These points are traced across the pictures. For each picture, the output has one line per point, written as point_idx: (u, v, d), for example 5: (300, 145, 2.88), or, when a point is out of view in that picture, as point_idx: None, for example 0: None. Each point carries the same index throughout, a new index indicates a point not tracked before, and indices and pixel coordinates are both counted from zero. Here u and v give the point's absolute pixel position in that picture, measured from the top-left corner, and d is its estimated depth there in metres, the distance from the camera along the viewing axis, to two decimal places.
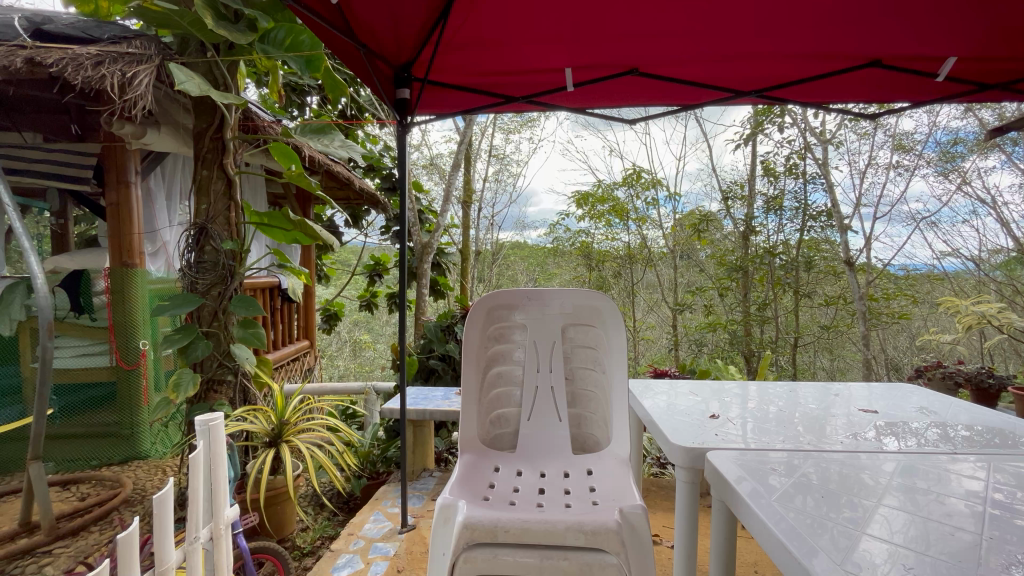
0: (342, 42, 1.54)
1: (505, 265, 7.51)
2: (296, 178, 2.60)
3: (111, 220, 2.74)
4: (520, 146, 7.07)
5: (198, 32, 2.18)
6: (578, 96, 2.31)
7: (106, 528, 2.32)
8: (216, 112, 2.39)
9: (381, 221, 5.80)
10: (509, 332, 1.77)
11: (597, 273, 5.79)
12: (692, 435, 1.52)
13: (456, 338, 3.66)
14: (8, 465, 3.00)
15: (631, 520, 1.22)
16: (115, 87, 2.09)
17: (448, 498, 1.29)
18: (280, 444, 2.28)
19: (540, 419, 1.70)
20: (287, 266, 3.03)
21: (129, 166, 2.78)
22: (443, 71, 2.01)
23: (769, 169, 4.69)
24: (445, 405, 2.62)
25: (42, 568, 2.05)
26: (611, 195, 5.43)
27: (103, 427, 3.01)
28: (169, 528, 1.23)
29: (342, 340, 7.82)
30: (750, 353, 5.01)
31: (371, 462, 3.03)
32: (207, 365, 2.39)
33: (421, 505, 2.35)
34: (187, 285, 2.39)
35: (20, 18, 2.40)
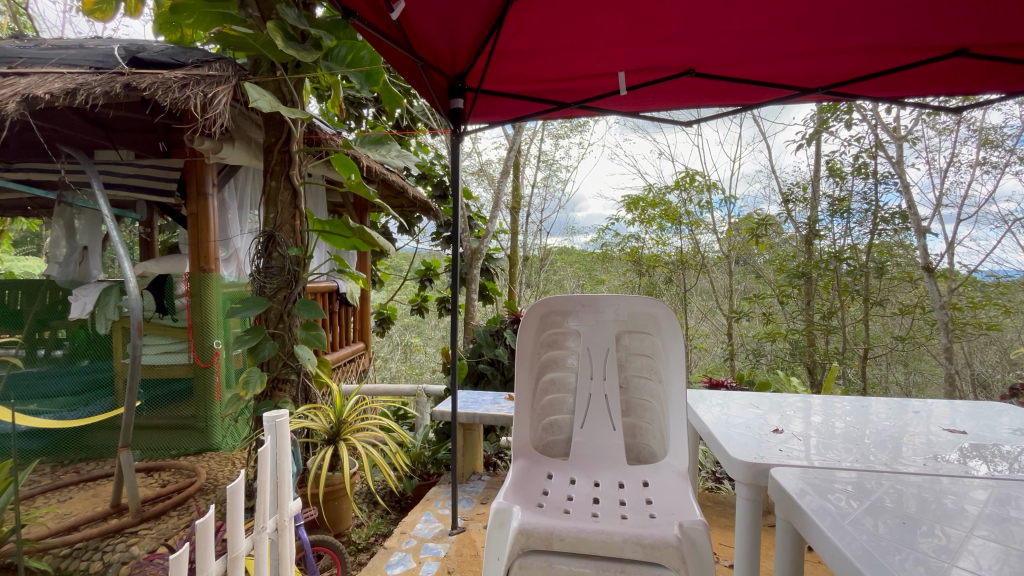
0: (400, 55, 1.60)
1: (552, 271, 7.48)
2: (355, 188, 2.72)
3: (191, 229, 2.98)
4: (570, 151, 7.05)
5: (268, 52, 2.33)
6: (631, 100, 2.28)
7: (184, 514, 2.50)
8: (283, 127, 2.54)
9: (431, 227, 5.95)
10: (563, 338, 1.76)
11: (647, 279, 5.66)
12: (752, 449, 1.44)
13: (505, 343, 3.68)
14: (103, 451, 3.31)
15: (691, 535, 1.19)
16: (198, 107, 2.27)
17: (503, 503, 1.29)
18: (338, 442, 2.38)
19: (594, 427, 1.67)
20: (345, 271, 3.16)
21: (207, 179, 3.02)
22: (496, 80, 2.05)
23: (834, 169, 4.43)
24: (494, 410, 2.63)
25: (130, 547, 2.24)
26: (662, 199, 5.30)
27: (181, 420, 3.26)
28: (240, 516, 1.32)
29: (394, 343, 8.09)
30: (814, 364, 4.76)
31: (422, 463, 3.11)
32: (274, 365, 2.54)
33: (471, 508, 2.38)
34: (257, 288, 2.54)
35: (119, 48, 2.66)
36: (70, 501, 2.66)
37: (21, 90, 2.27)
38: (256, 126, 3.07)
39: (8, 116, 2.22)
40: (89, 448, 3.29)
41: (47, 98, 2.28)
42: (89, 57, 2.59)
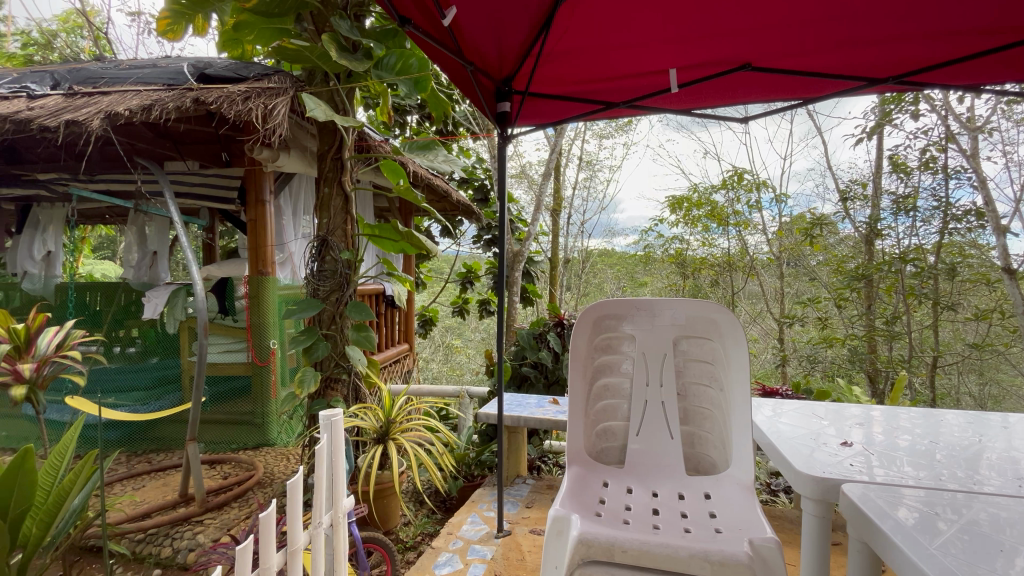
0: (450, 60, 1.62)
1: (594, 273, 7.48)
2: (404, 193, 2.78)
3: (251, 234, 3.13)
4: (614, 151, 6.94)
5: (323, 63, 2.41)
6: (682, 97, 2.22)
7: (244, 506, 2.63)
8: (336, 135, 2.62)
9: (472, 230, 6.02)
10: (617, 342, 1.72)
11: (692, 281, 5.48)
12: (820, 463, 1.36)
13: (549, 347, 3.65)
14: (171, 442, 3.53)
15: (762, 553, 1.15)
16: (259, 117, 2.39)
17: (560, 511, 1.28)
18: (388, 441, 2.43)
19: (650, 435, 1.63)
20: (394, 274, 3.22)
21: (264, 187, 3.17)
22: (542, 82, 2.04)
23: (899, 164, 4.12)
24: (539, 413, 2.61)
25: (196, 535, 2.37)
26: (708, 200, 5.14)
27: (240, 416, 3.42)
28: (298, 511, 1.36)
29: (435, 344, 8.24)
30: (875, 372, 4.45)
31: (466, 464, 3.13)
32: (326, 365, 2.62)
33: (516, 511, 2.36)
34: (311, 291, 2.64)
35: (188, 65, 2.84)
36: (143, 489, 2.85)
37: (104, 108, 2.47)
38: (310, 135, 3.20)
39: (93, 131, 2.42)
40: (159, 439, 3.52)
41: (127, 114, 2.46)
42: (162, 75, 2.79)
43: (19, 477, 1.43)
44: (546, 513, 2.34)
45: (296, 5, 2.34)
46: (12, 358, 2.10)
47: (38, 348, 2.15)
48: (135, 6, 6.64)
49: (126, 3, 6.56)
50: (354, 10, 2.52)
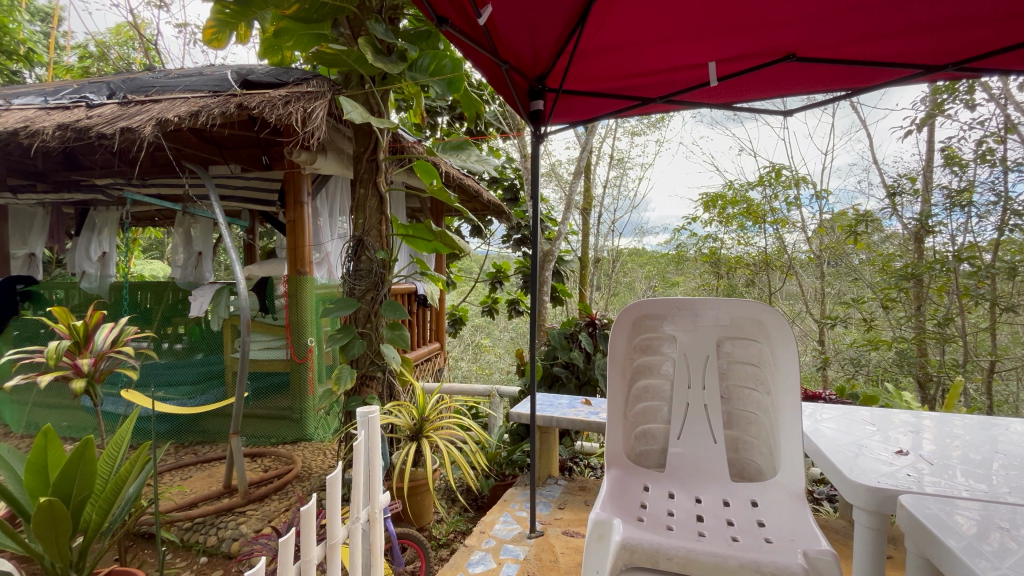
0: (484, 58, 1.62)
1: (623, 272, 7.43)
2: (438, 193, 2.81)
3: (290, 235, 3.22)
4: (646, 148, 6.82)
5: (359, 67, 2.46)
6: (722, 90, 2.15)
7: (284, 499, 2.70)
8: (371, 137, 2.67)
9: (502, 230, 6.03)
10: (658, 343, 1.68)
11: (727, 281, 5.33)
12: (875, 473, 1.30)
13: (580, 347, 3.62)
14: (215, 435, 3.69)
15: (819, 566, 1.13)
16: (299, 121, 2.46)
17: (601, 515, 1.26)
18: (421, 439, 2.46)
19: (692, 439, 1.59)
20: (426, 274, 3.25)
21: (303, 189, 3.26)
22: (577, 79, 2.02)
23: (952, 157, 3.87)
24: (572, 414, 2.58)
25: (240, 525, 2.45)
26: (744, 197, 4.99)
27: (279, 410, 3.53)
28: (338, 506, 1.39)
29: (464, 343, 8.30)
30: (926, 377, 4.19)
31: (497, 463, 3.14)
32: (362, 362, 2.67)
33: (549, 512, 2.35)
34: (347, 290, 2.69)
35: (232, 72, 2.96)
36: (190, 480, 2.98)
37: (156, 115, 2.59)
38: (346, 139, 3.28)
39: (145, 138, 2.54)
40: (204, 432, 3.67)
41: (176, 120, 2.57)
42: (207, 83, 2.91)
43: (80, 468, 1.48)
44: (579, 515, 2.32)
45: (334, 11, 2.39)
46: (73, 353, 2.23)
47: (95, 343, 2.27)
48: (181, 17, 6.95)
49: (172, 15, 6.93)
50: (389, 12, 2.57)
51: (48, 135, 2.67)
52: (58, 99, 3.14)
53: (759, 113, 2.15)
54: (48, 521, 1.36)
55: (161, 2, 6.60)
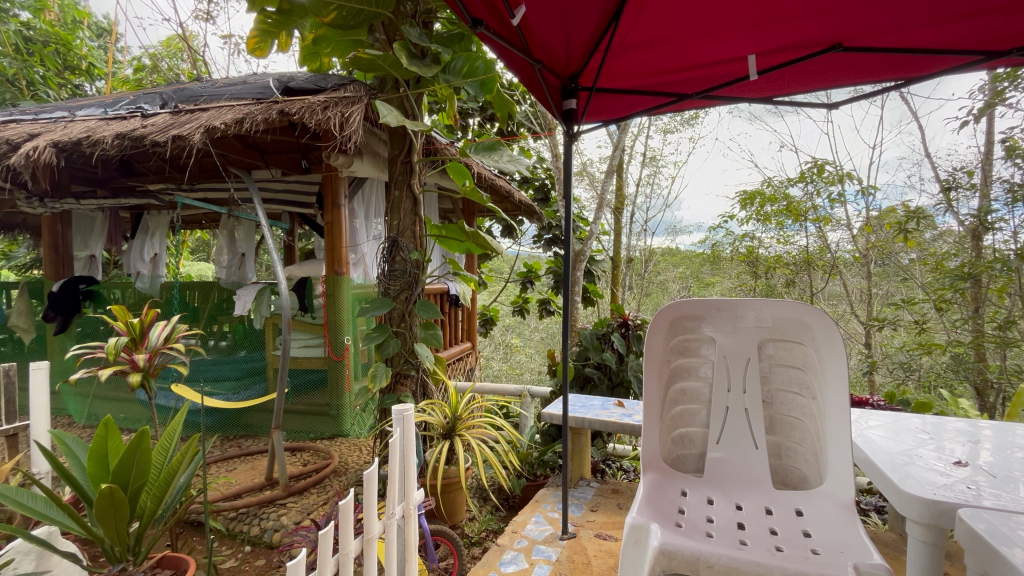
0: (518, 58, 1.62)
1: (656, 272, 7.25)
2: (471, 194, 2.83)
3: (327, 237, 3.32)
4: (679, 146, 6.69)
5: (394, 71, 2.50)
6: (763, 84, 2.07)
7: (321, 492, 2.78)
8: (405, 140, 2.72)
9: (533, 230, 6.03)
10: (696, 344, 1.64)
11: (765, 281, 5.17)
12: (930, 484, 1.23)
13: (613, 348, 3.57)
14: (258, 429, 3.83)
15: None
16: (337, 126, 2.54)
17: (638, 519, 1.25)
18: (454, 437, 2.48)
19: (732, 444, 1.55)
20: (459, 274, 3.27)
21: (340, 192, 3.35)
22: (611, 77, 1.99)
23: (1014, 148, 3.51)
24: (604, 415, 2.56)
25: (281, 517, 2.54)
26: (784, 194, 4.81)
27: (317, 407, 3.63)
28: (374, 501, 1.42)
29: (495, 343, 8.35)
30: (985, 384, 3.87)
31: (529, 464, 3.14)
32: (396, 361, 2.72)
33: (581, 514, 2.33)
34: (382, 289, 2.74)
35: (274, 80, 3.09)
36: (234, 472, 3.11)
37: (204, 123, 2.71)
38: (382, 142, 3.36)
39: (194, 145, 2.67)
40: (248, 426, 3.83)
41: (222, 128, 2.69)
42: (251, 91, 3.03)
43: (136, 458, 1.58)
44: (612, 517, 2.28)
45: (369, 16, 2.43)
46: (130, 348, 2.36)
47: (150, 340, 2.39)
48: (226, 28, 7.29)
49: (219, 26, 7.27)
50: (423, 17, 2.62)
51: (108, 144, 2.84)
52: (116, 109, 3.34)
53: (802, 106, 2.06)
54: (108, 507, 1.45)
55: (208, 15, 6.93)
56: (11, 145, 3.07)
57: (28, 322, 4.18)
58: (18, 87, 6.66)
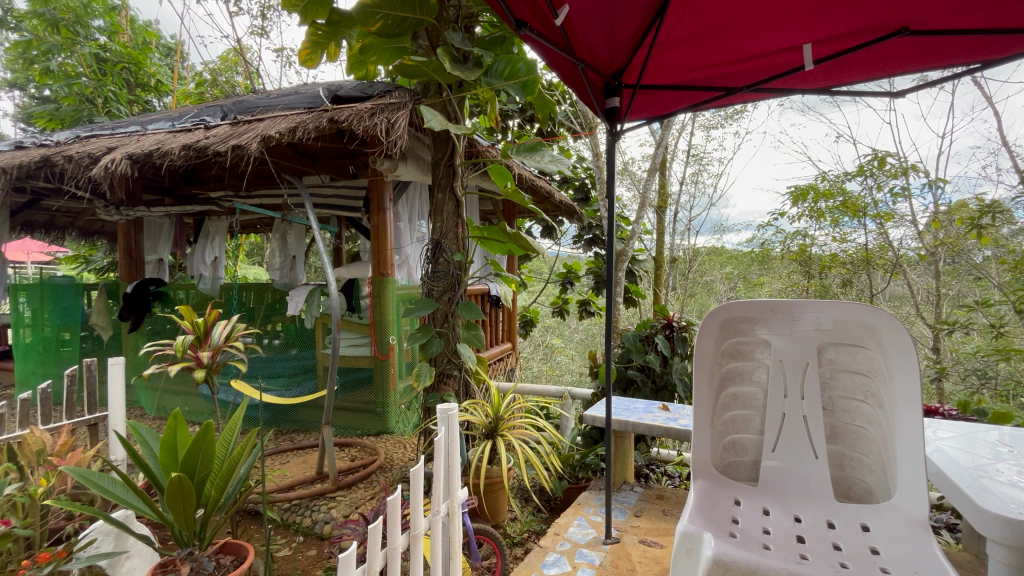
0: (561, 59, 1.62)
1: (701, 272, 7.19)
2: (512, 195, 2.84)
3: (373, 239, 3.42)
4: (724, 142, 6.46)
5: (438, 76, 2.53)
6: (820, 73, 1.96)
7: (368, 487, 2.86)
8: (448, 143, 2.76)
9: (573, 230, 5.99)
10: (749, 348, 1.58)
11: (819, 281, 4.94)
12: (1014, 502, 1.12)
13: (656, 350, 3.48)
14: (309, 424, 4.00)
15: None
16: (384, 131, 2.63)
17: (690, 527, 1.22)
18: (496, 437, 2.50)
19: (789, 453, 1.49)
20: (501, 274, 3.29)
21: (385, 196, 3.45)
22: (655, 73, 1.95)
23: None
24: (648, 419, 2.50)
25: (331, 510, 2.63)
26: (840, 189, 4.59)
27: (364, 404, 3.74)
28: (420, 498, 1.46)
29: (535, 344, 8.35)
30: None
31: (571, 466, 3.12)
32: (440, 360, 2.77)
33: (625, 519, 2.28)
34: (426, 290, 2.79)
35: (323, 90, 3.23)
36: (288, 464, 3.26)
37: (260, 132, 2.85)
38: (425, 146, 3.43)
39: (251, 153, 2.81)
40: (299, 421, 3.99)
41: (277, 136, 2.82)
42: (303, 101, 3.18)
43: (201, 449, 1.68)
44: (657, 524, 2.23)
45: (414, 23, 2.50)
46: (196, 346, 2.51)
47: (212, 338, 2.54)
48: (279, 42, 7.70)
49: (272, 41, 7.65)
50: (465, 21, 2.65)
51: (175, 154, 3.04)
52: (182, 122, 3.58)
53: (861, 96, 1.93)
54: (177, 494, 1.55)
55: (262, 30, 7.33)
56: (92, 158, 3.35)
57: (107, 320, 4.54)
58: (96, 104, 7.27)
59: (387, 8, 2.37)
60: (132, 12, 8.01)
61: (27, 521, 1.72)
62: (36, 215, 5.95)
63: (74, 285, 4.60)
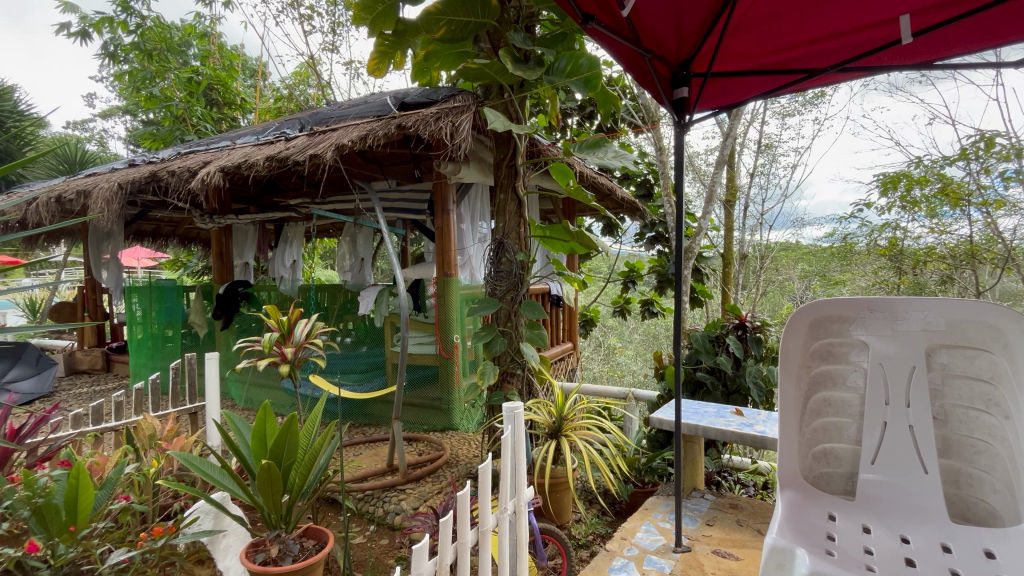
0: (627, 52, 1.59)
1: (776, 269, 6.75)
2: (575, 194, 2.80)
3: (438, 240, 3.52)
4: (801, 129, 6.04)
5: (500, 77, 2.54)
6: (921, 45, 1.76)
7: (435, 481, 2.94)
8: (510, 143, 2.78)
9: (634, 228, 5.85)
10: (843, 350, 1.47)
11: (912, 278, 4.53)
12: None
13: (727, 351, 3.29)
14: (379, 418, 4.19)
15: None
16: (448, 134, 2.70)
17: (779, 542, 1.21)
18: (560, 437, 2.47)
19: (892, 466, 1.37)
20: (564, 274, 3.26)
21: (449, 198, 3.53)
22: (728, 59, 1.85)
23: None
24: (721, 424, 2.37)
25: (402, 501, 2.73)
26: (938, 174, 4.18)
27: (430, 401, 3.84)
28: (488, 495, 1.48)
29: (596, 344, 8.22)
30: None
31: (637, 470, 3.06)
32: (503, 359, 2.79)
33: (696, 528, 2.18)
34: (489, 289, 2.82)
35: (391, 99, 3.37)
36: (362, 456, 3.44)
37: (334, 142, 3.00)
38: (487, 148, 3.47)
39: (326, 161, 2.99)
40: (370, 415, 4.19)
41: (349, 145, 2.96)
42: (373, 109, 3.33)
43: (287, 438, 1.81)
44: (731, 534, 2.11)
45: (476, 27, 2.53)
46: (280, 343, 2.68)
47: (295, 335, 2.72)
48: (348, 56, 8.04)
49: (341, 55, 8.03)
50: (526, 21, 2.64)
51: (260, 165, 3.29)
52: (265, 136, 3.87)
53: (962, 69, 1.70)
54: (267, 480, 1.68)
55: (332, 46, 7.77)
56: (190, 171, 3.70)
57: (203, 318, 5.00)
58: (186, 123, 8.03)
59: (449, 13, 2.44)
60: (221, 38, 8.77)
61: (143, 497, 1.95)
62: (145, 225, 6.68)
63: (176, 287, 5.11)
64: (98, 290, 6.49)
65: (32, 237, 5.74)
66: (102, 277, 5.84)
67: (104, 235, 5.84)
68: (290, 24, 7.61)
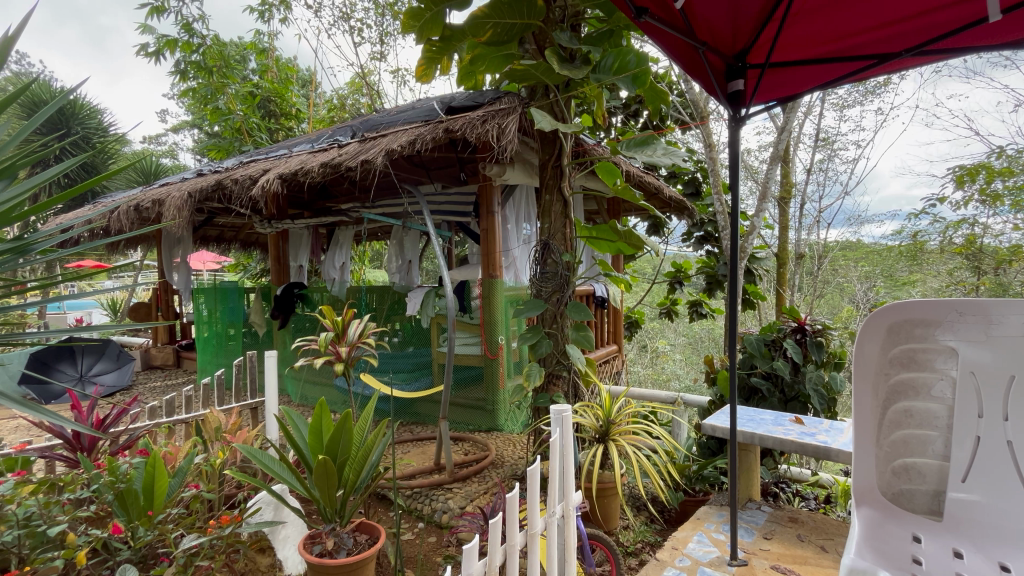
0: (680, 44, 1.54)
1: (834, 271, 6.37)
2: (622, 193, 2.75)
3: (484, 242, 3.54)
4: (863, 120, 5.62)
5: (546, 78, 2.52)
6: (1010, 24, 1.61)
7: (481, 481, 2.96)
8: (556, 144, 2.76)
9: (681, 228, 5.68)
10: (927, 355, 1.35)
11: (993, 278, 4.12)
12: None
13: (784, 355, 3.12)
14: (425, 417, 4.27)
15: None
16: (495, 136, 2.73)
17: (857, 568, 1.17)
18: (608, 441, 2.42)
19: (986, 485, 1.27)
20: (610, 275, 3.19)
21: (494, 200, 3.55)
22: (788, 47, 1.76)
23: None
24: (780, 432, 2.24)
25: (448, 500, 2.76)
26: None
27: (475, 401, 3.87)
28: (536, 498, 1.47)
29: (640, 348, 8.00)
30: None
31: (687, 477, 2.95)
32: (549, 361, 2.76)
33: (753, 540, 2.08)
34: (535, 291, 2.80)
35: (438, 104, 3.44)
36: (409, 454, 3.51)
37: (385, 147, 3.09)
38: (533, 149, 3.47)
39: (376, 166, 3.08)
40: (417, 414, 4.28)
41: (399, 149, 3.04)
42: (420, 115, 3.41)
43: (342, 434, 1.88)
44: (791, 550, 2.00)
45: (522, 29, 2.53)
46: (335, 342, 2.78)
47: (348, 335, 2.80)
48: (395, 63, 8.28)
49: (389, 62, 8.28)
50: (571, 20, 2.62)
51: (314, 171, 3.43)
52: (320, 143, 4.04)
53: None
54: (323, 474, 1.75)
55: (381, 55, 8.03)
56: (252, 179, 3.91)
57: (261, 318, 5.28)
58: (245, 134, 8.57)
59: (495, 16, 2.45)
60: (278, 53, 9.27)
61: (211, 486, 2.07)
62: (211, 231, 7.13)
63: (237, 288, 5.42)
64: (169, 292, 6.97)
65: (114, 243, 6.26)
66: (174, 279, 6.28)
67: (176, 240, 6.27)
68: (342, 36, 8.01)
